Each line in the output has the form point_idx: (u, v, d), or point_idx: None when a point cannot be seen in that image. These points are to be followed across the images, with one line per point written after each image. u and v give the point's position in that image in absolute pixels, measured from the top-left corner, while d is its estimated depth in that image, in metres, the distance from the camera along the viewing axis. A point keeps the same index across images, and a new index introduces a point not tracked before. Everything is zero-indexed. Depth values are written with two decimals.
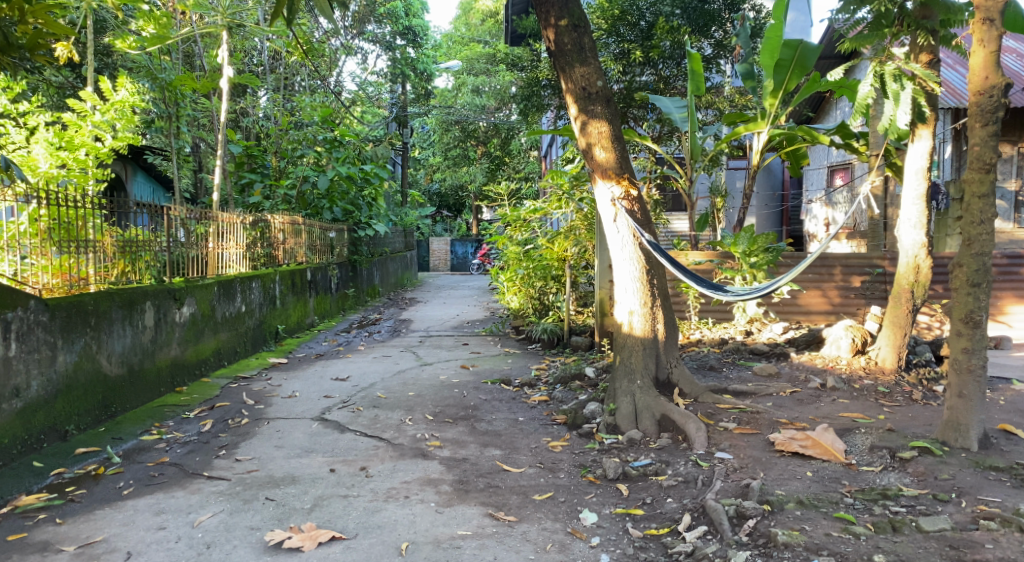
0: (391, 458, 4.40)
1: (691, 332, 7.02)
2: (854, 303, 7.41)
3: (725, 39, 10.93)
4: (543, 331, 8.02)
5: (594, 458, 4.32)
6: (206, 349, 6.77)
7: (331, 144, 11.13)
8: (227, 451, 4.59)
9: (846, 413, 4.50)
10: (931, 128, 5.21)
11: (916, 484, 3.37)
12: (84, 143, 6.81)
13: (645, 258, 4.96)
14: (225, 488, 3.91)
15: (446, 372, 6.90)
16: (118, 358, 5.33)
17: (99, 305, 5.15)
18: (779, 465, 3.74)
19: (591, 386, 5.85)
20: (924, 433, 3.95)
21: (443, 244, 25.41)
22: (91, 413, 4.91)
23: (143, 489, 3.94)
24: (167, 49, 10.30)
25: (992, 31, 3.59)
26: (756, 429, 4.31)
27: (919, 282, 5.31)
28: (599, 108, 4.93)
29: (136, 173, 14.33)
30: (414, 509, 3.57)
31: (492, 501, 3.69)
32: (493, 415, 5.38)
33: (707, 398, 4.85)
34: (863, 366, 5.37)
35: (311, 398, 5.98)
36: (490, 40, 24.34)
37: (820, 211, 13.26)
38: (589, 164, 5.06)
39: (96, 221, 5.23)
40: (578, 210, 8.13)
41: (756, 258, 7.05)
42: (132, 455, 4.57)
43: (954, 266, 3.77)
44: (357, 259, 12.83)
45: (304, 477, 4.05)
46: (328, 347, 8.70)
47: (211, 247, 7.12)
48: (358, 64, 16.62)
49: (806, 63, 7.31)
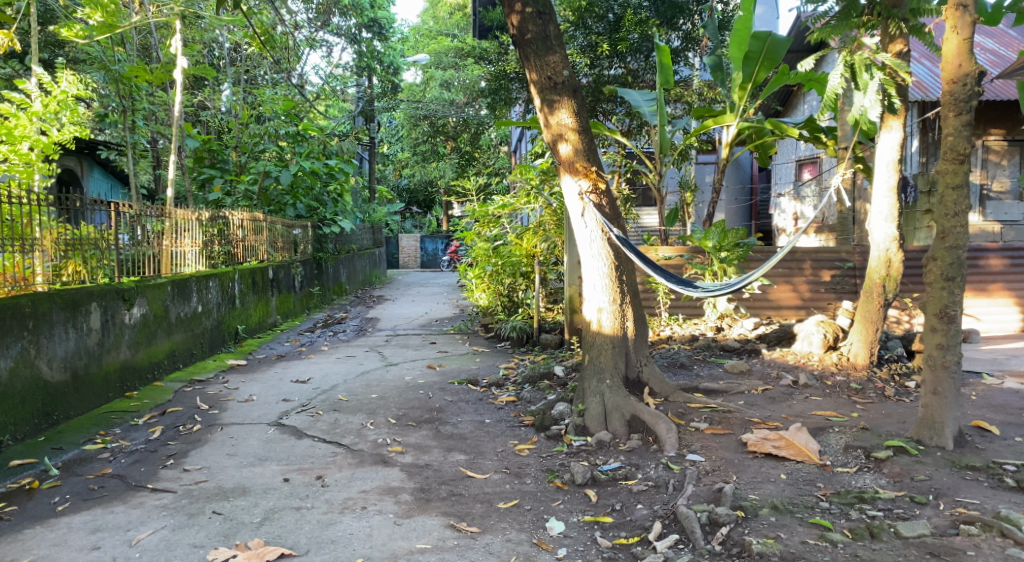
0: (350, 465, 4.19)
1: (662, 329, 6.90)
2: (824, 298, 7.36)
3: (693, 31, 10.83)
4: (512, 329, 7.83)
5: (562, 461, 4.15)
6: (159, 352, 6.46)
7: (294, 138, 10.85)
8: (175, 460, 4.34)
9: (819, 411, 4.39)
10: (902, 119, 5.12)
11: (893, 486, 3.26)
12: (26, 135, 6.44)
13: (613, 253, 4.81)
14: (170, 501, 3.67)
15: (412, 373, 6.69)
16: (61, 362, 5.03)
17: (37, 306, 4.84)
18: (752, 468, 3.61)
19: (560, 386, 5.69)
20: (898, 432, 3.85)
21: (413, 240, 25.10)
22: (29, 422, 4.61)
23: (80, 504, 3.68)
24: (121, 39, 9.86)
25: (965, 18, 3.49)
26: (728, 429, 4.18)
27: (891, 276, 5.22)
28: (566, 98, 4.76)
29: (92, 169, 13.97)
30: (371, 521, 3.37)
31: (455, 511, 3.51)
32: (459, 418, 5.20)
33: (678, 398, 4.70)
34: (835, 362, 5.28)
35: (269, 402, 5.73)
36: (458, 33, 24.05)
37: (789, 206, 13.31)
38: (555, 157, 4.89)
39: (44, 218, 4.97)
40: (547, 205, 7.98)
41: (726, 253, 6.93)
42: (72, 467, 4.28)
43: (928, 259, 3.68)
44: (322, 256, 12.52)
45: (256, 488, 3.83)
46: (290, 347, 8.42)
47: (166, 245, 6.82)
48: (323, 58, 16.28)
49: (775, 55, 7.24)
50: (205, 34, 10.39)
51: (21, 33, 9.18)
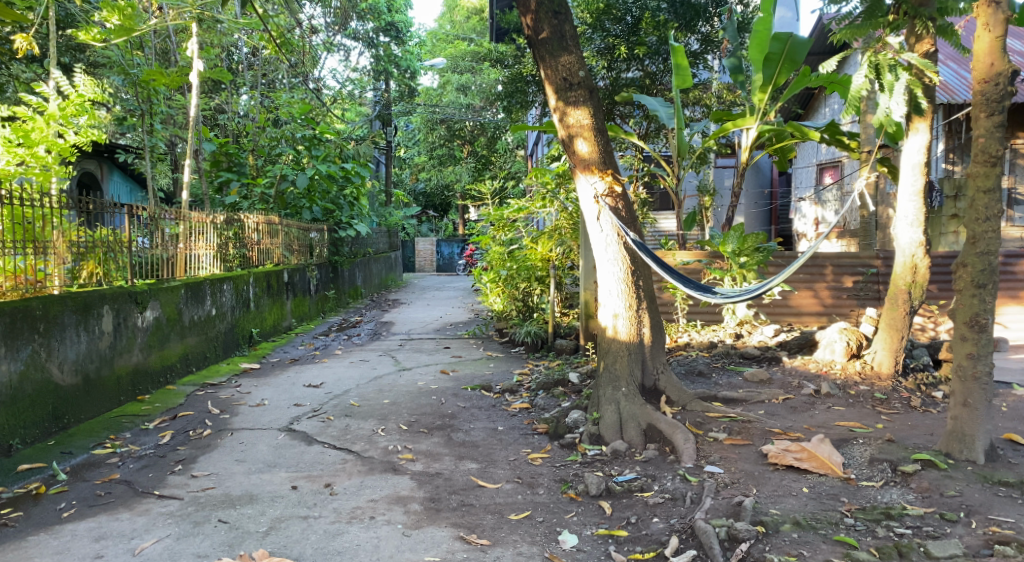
0: (359, 473, 4.11)
1: (679, 335, 6.76)
2: (847, 305, 7.20)
3: (712, 33, 10.69)
4: (527, 333, 7.75)
5: (576, 472, 4.04)
6: (172, 356, 6.43)
7: (310, 142, 10.77)
8: (183, 466, 4.28)
9: (842, 421, 4.24)
10: (929, 121, 4.96)
11: (921, 501, 3.12)
12: (43, 138, 6.41)
13: (629, 257, 4.70)
14: (176, 509, 3.61)
15: (425, 378, 6.61)
16: (72, 366, 5.00)
17: (48, 309, 4.81)
18: (773, 480, 3.48)
19: (575, 393, 5.57)
20: (926, 444, 3.70)
21: (429, 244, 25.02)
22: (39, 426, 4.59)
23: (86, 511, 3.64)
24: (139, 43, 9.87)
25: (997, 14, 3.35)
26: (747, 439, 4.05)
27: (917, 283, 5.07)
28: (582, 99, 4.66)
29: (112, 172, 14.07)
30: (378, 532, 3.29)
31: (465, 522, 3.41)
32: (472, 425, 5.10)
33: (696, 406, 4.55)
34: (858, 370, 5.13)
35: (281, 407, 5.68)
36: (475, 37, 24.05)
37: (809, 210, 13.13)
38: (570, 159, 4.80)
39: (59, 221, 4.96)
40: (563, 209, 7.86)
41: (745, 258, 6.80)
42: (81, 472, 4.24)
43: (957, 266, 3.53)
44: (338, 260, 12.47)
45: (263, 495, 3.76)
46: (304, 351, 8.39)
47: (181, 248, 6.80)
48: (340, 61, 16.29)
49: (795, 57, 7.10)
50: (223, 38, 10.38)
51: (40, 37, 9.19)
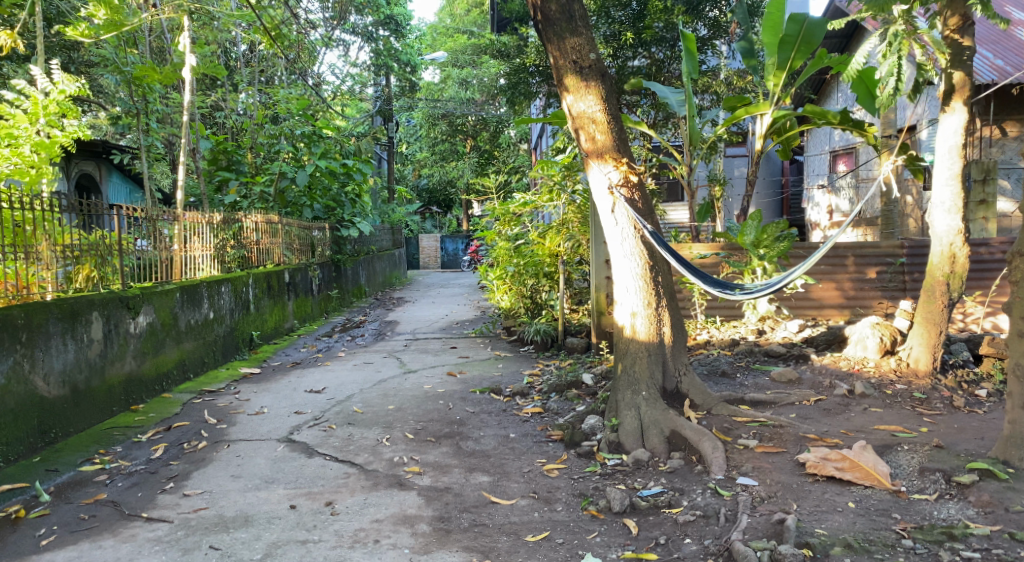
0: (363, 489, 3.82)
1: (698, 332, 6.50)
2: (870, 296, 6.88)
3: (721, 18, 10.37)
4: (536, 332, 7.45)
5: (596, 485, 3.75)
6: (168, 362, 6.16)
7: (310, 138, 10.37)
8: (175, 484, 4.00)
9: (883, 425, 3.94)
10: (965, 102, 4.68)
11: (984, 518, 2.84)
12: (28, 137, 6.05)
13: (647, 252, 4.38)
14: (164, 533, 3.34)
15: (431, 380, 6.32)
16: (59, 377, 4.71)
17: (31, 318, 4.50)
18: (813, 494, 3.19)
19: (590, 395, 5.29)
20: (980, 451, 3.39)
21: (432, 241, 24.71)
22: (24, 442, 4.32)
23: (67, 537, 3.37)
24: (132, 40, 9.49)
25: None
26: (781, 447, 3.75)
27: (955, 274, 4.74)
28: (594, 83, 4.34)
29: (111, 174, 13.91)
30: (383, 558, 3.01)
31: (478, 546, 3.12)
32: (481, 432, 4.80)
33: (722, 410, 4.25)
34: (893, 368, 4.85)
35: (281, 415, 5.39)
36: (475, 29, 23.70)
37: (823, 198, 12.82)
38: (581, 149, 4.50)
39: (50, 224, 4.70)
40: (571, 203, 7.46)
41: (765, 249, 6.48)
42: (65, 492, 3.96)
43: (1013, 255, 3.22)
44: (340, 259, 12.17)
45: (259, 517, 3.48)
46: (306, 354, 8.10)
47: (177, 250, 6.52)
48: (338, 57, 15.99)
49: (812, 39, 6.68)
50: (219, 34, 10.07)
51: (29, 35, 8.90)
